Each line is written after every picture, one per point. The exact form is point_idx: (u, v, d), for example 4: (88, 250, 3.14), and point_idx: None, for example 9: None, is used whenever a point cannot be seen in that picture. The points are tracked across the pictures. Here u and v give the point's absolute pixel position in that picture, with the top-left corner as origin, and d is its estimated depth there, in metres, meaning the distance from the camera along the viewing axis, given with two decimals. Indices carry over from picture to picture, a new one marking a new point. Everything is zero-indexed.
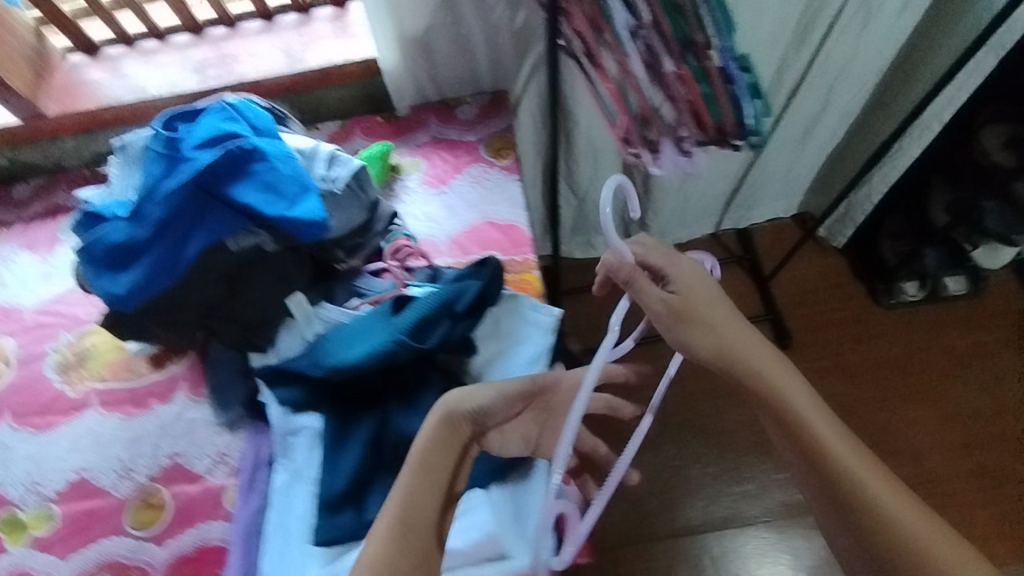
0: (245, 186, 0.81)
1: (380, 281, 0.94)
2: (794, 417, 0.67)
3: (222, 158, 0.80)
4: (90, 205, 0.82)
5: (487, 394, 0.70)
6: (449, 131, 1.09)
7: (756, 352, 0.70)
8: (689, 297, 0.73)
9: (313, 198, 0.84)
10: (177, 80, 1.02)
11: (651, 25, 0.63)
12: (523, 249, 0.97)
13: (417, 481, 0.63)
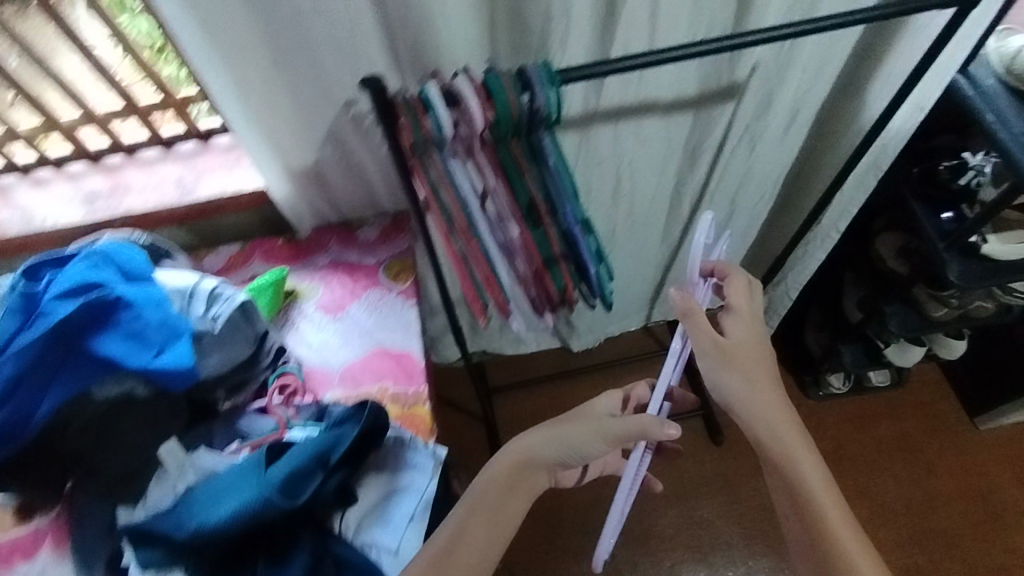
0: (108, 336, 0.79)
1: (264, 421, 0.90)
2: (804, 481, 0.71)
3: (81, 310, 0.77)
4: None
5: (576, 432, 0.77)
6: (349, 254, 1.08)
7: (790, 425, 0.75)
8: (738, 343, 0.79)
9: (182, 343, 0.82)
10: (65, 212, 1.00)
11: (496, 191, 0.66)
12: (416, 380, 0.95)
13: (478, 524, 0.69)
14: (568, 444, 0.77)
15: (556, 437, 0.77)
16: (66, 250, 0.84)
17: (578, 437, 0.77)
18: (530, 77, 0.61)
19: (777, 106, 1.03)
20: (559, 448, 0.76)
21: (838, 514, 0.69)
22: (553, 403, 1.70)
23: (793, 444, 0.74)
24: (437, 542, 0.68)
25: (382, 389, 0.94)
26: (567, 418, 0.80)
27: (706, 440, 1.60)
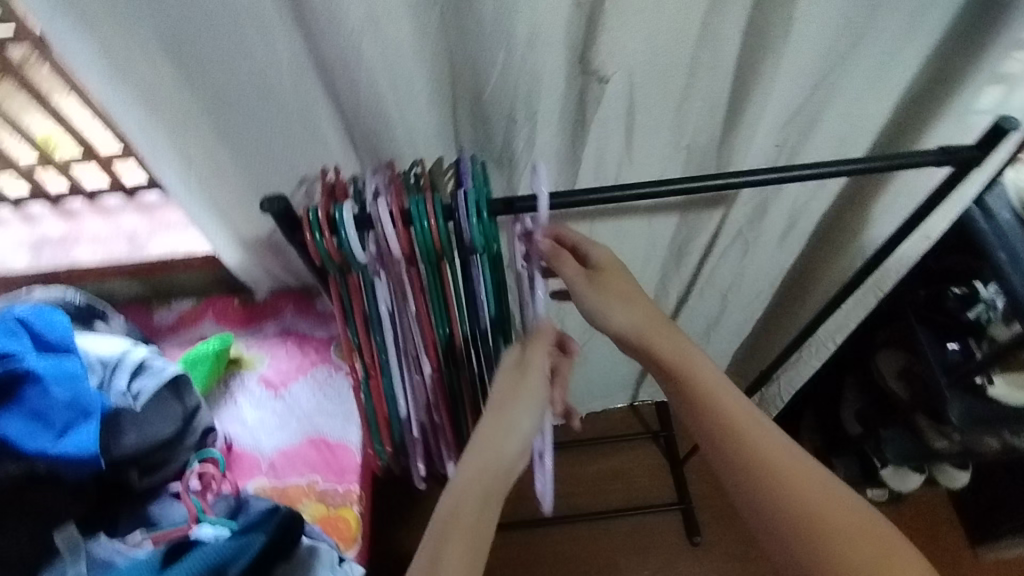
0: (9, 414, 0.74)
1: (176, 509, 0.84)
2: (705, 401, 0.68)
3: None
4: None
5: (511, 421, 0.65)
6: (301, 323, 1.02)
7: (672, 337, 0.71)
8: (602, 270, 0.72)
9: (91, 423, 0.76)
10: (10, 256, 0.96)
11: (414, 317, 0.65)
12: (347, 478, 0.88)
13: (453, 549, 0.56)
14: (510, 433, 0.64)
15: (498, 423, 0.65)
16: None
17: (508, 409, 0.65)
18: (454, 203, 0.56)
19: (772, 214, 0.95)
20: (508, 439, 0.64)
21: (753, 429, 0.66)
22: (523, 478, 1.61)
23: (682, 359, 0.70)
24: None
25: (310, 484, 0.88)
26: (494, 401, 0.66)
27: (681, 537, 1.53)
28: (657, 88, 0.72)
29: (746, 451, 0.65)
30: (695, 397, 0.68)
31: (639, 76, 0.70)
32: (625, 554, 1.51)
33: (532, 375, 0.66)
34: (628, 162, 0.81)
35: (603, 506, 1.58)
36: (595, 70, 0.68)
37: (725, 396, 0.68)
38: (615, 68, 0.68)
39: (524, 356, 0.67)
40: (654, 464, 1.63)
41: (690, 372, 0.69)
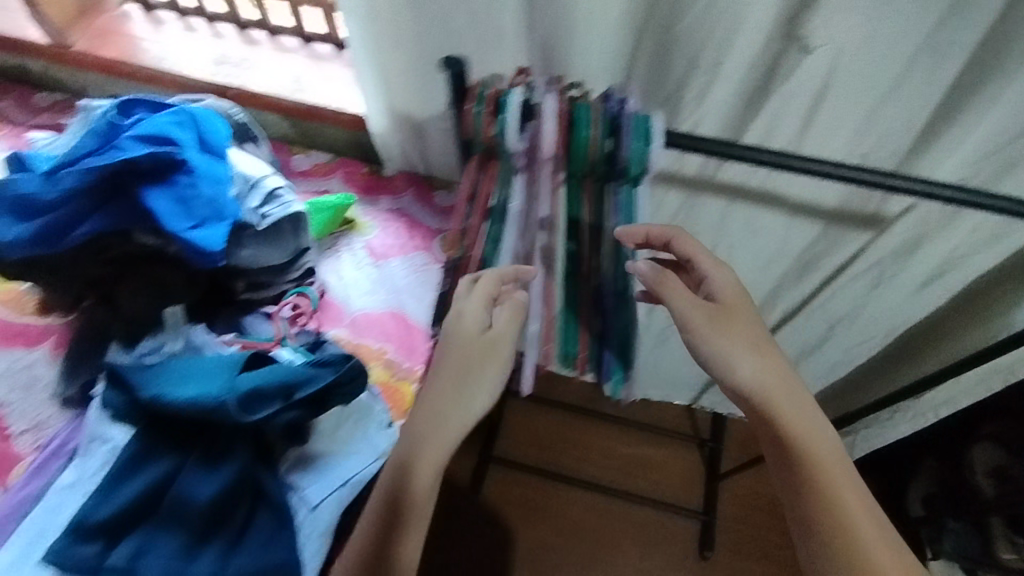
0: (159, 192, 0.81)
1: (266, 328, 0.92)
2: (813, 470, 0.64)
3: (145, 158, 0.79)
4: (27, 150, 0.83)
5: (460, 396, 0.65)
6: (417, 209, 1.06)
7: (790, 390, 0.66)
8: (728, 311, 0.67)
9: (222, 226, 0.83)
10: (193, 63, 1.06)
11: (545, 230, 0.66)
12: (414, 357, 0.92)
13: (410, 539, 0.63)
14: (463, 405, 0.65)
15: (451, 392, 0.65)
16: (165, 100, 0.88)
17: (460, 382, 0.65)
18: (623, 122, 0.57)
19: (921, 255, 0.88)
20: (454, 414, 0.65)
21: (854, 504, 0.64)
22: (560, 433, 1.63)
23: (801, 423, 0.65)
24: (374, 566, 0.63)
25: (380, 350, 0.92)
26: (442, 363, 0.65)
27: (691, 550, 1.49)
28: (854, 77, 0.67)
29: (841, 529, 0.63)
30: (803, 461, 0.64)
31: (841, 60, 0.66)
32: (631, 543, 1.50)
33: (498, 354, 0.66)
34: (794, 150, 0.77)
35: (626, 487, 1.56)
36: (801, 36, 0.65)
37: (835, 465, 0.64)
38: (824, 39, 0.64)
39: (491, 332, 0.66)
40: (689, 468, 1.59)
41: (806, 438, 0.65)
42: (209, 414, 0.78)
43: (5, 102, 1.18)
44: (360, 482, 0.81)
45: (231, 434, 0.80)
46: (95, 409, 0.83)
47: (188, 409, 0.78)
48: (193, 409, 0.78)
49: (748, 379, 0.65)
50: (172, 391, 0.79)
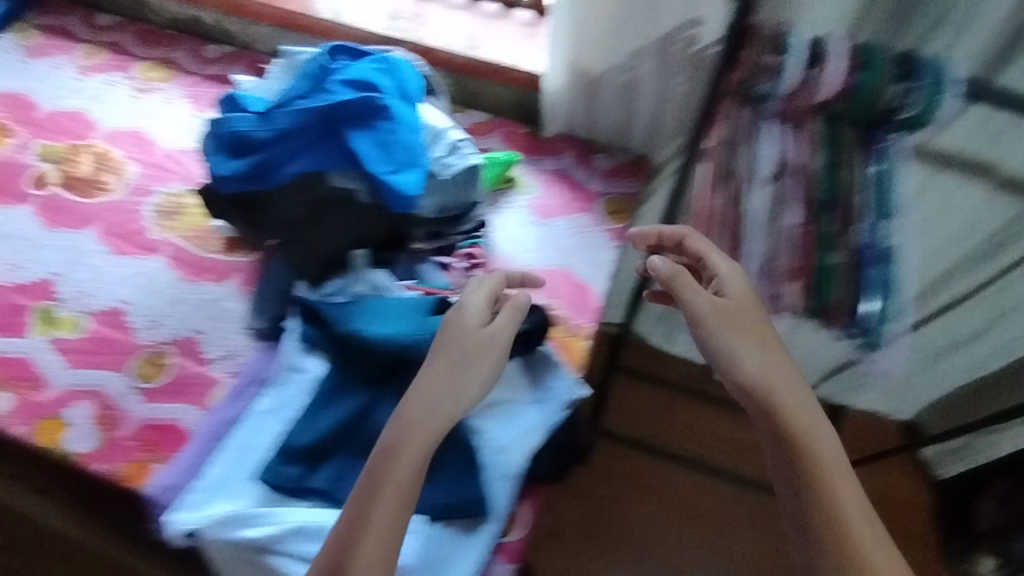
0: (364, 135, 0.84)
1: (441, 276, 0.94)
2: (812, 460, 0.63)
3: (355, 102, 0.82)
4: (238, 91, 0.88)
5: (446, 377, 0.68)
6: (577, 171, 1.06)
7: (793, 391, 0.66)
8: (736, 310, 0.69)
9: (416, 173, 0.85)
10: (367, 16, 1.10)
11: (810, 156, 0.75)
12: (584, 315, 0.93)
13: (377, 520, 0.60)
14: (453, 390, 0.68)
15: (443, 377, 0.68)
16: (363, 48, 0.90)
17: (456, 369, 0.69)
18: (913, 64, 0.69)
19: None
20: (431, 405, 0.67)
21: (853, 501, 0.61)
22: (672, 412, 1.60)
23: (805, 423, 0.65)
24: (343, 543, 0.60)
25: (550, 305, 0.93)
26: (439, 349, 0.71)
27: None
28: None
29: (838, 521, 0.60)
30: (802, 452, 0.63)
31: None
32: None
33: (491, 353, 0.70)
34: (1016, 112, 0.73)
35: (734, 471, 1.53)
36: None
37: (838, 464, 0.63)
38: None
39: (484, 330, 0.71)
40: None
41: (809, 439, 0.64)
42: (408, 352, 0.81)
43: (180, 53, 1.25)
44: (541, 431, 0.82)
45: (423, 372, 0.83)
46: (293, 342, 0.88)
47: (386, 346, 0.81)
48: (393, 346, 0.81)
49: (750, 367, 0.67)
50: (372, 326, 0.82)
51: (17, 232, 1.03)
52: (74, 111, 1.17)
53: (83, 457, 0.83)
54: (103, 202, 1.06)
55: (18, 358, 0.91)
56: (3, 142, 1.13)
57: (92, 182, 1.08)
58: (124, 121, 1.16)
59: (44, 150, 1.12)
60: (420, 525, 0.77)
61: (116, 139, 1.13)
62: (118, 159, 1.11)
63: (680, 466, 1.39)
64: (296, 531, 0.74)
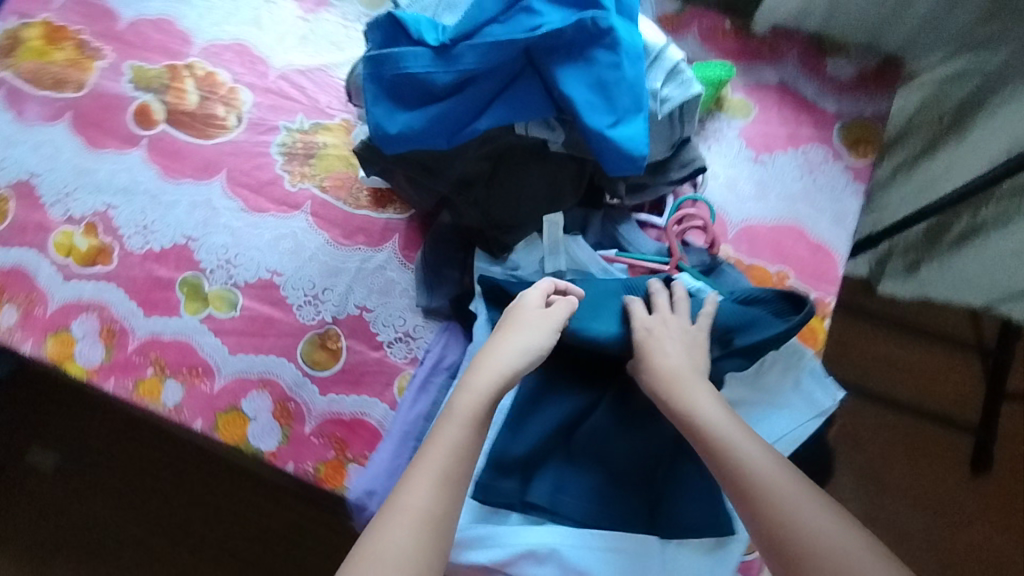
0: (577, 72, 0.63)
1: (648, 241, 0.77)
2: (752, 486, 0.56)
3: (570, 29, 0.61)
4: (397, 9, 0.66)
5: (510, 339, 0.65)
6: (805, 84, 0.81)
7: (686, 374, 0.64)
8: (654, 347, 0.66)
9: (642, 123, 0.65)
10: None
11: None
12: (824, 285, 0.76)
13: (453, 433, 0.60)
14: (522, 347, 0.65)
15: (510, 339, 0.65)
16: None
17: (524, 329, 0.66)
18: None
19: None
20: (504, 367, 0.63)
21: (812, 512, 0.54)
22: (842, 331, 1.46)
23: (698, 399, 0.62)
24: (423, 460, 0.58)
25: (780, 275, 0.77)
26: (510, 319, 0.67)
27: (961, 463, 1.38)
28: None
29: (802, 546, 0.53)
30: (732, 471, 0.58)
31: None
32: (893, 450, 1.39)
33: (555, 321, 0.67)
34: None
35: (892, 393, 1.42)
36: None
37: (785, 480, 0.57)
38: None
39: (541, 300, 0.68)
40: (949, 373, 1.43)
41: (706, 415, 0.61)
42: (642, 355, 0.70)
43: None
44: (802, 439, 0.69)
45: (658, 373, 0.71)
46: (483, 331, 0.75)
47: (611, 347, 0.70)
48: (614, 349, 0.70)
49: (675, 403, 0.63)
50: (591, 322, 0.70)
51: (137, 185, 0.90)
52: (158, 18, 0.96)
53: (272, 457, 0.78)
54: (222, 144, 0.90)
55: (176, 341, 0.83)
56: (91, 67, 0.95)
57: (203, 116, 0.91)
58: (220, 29, 0.94)
59: (136, 74, 0.94)
60: (657, 546, 0.68)
61: (217, 56, 0.93)
62: (225, 83, 0.92)
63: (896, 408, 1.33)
64: (526, 553, 0.67)
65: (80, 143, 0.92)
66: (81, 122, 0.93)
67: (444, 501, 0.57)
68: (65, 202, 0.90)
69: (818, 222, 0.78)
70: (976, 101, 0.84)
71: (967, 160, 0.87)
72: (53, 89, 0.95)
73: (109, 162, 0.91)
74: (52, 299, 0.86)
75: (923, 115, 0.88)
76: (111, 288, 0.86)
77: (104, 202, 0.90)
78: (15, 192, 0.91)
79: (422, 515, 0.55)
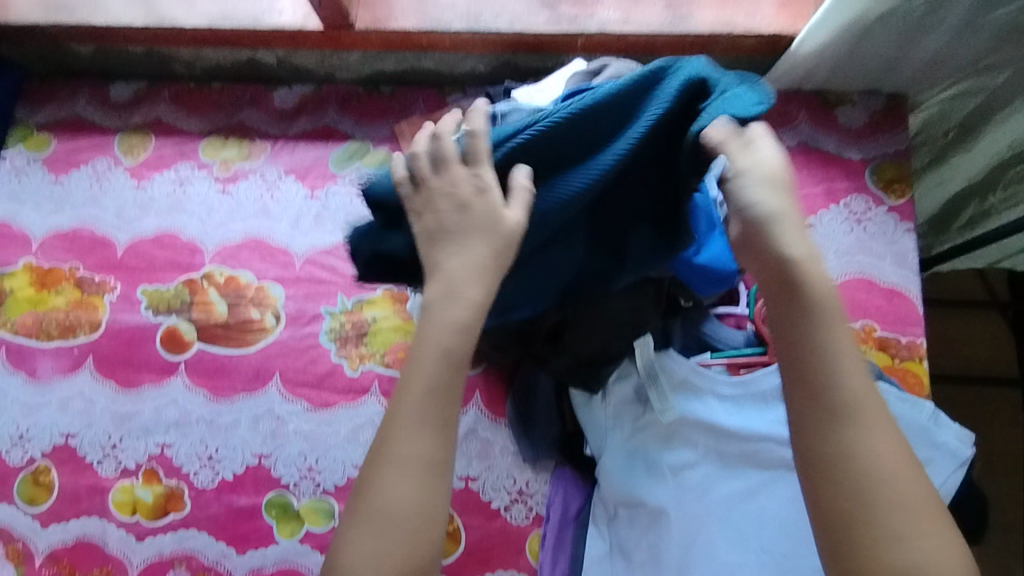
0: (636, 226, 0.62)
1: (733, 332, 0.79)
2: (832, 397, 0.47)
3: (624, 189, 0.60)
4: None
5: (460, 246, 0.53)
6: (825, 139, 0.86)
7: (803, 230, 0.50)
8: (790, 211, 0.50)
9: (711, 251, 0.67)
10: (521, 14, 0.83)
11: None
12: (911, 328, 0.77)
13: (411, 399, 0.50)
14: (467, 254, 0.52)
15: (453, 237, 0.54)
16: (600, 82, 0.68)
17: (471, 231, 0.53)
18: None
19: None
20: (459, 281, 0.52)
21: (884, 441, 0.46)
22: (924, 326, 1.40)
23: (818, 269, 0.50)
24: (391, 434, 0.49)
25: (867, 330, 0.78)
26: (436, 223, 0.54)
27: None
28: None
29: (838, 469, 0.46)
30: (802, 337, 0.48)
31: None
32: None
33: (508, 217, 0.53)
34: None
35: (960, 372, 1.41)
36: None
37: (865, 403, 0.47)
38: None
39: (473, 172, 0.54)
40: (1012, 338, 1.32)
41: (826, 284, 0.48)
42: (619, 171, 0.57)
43: (247, 112, 0.97)
44: (954, 489, 0.69)
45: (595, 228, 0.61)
46: (619, 472, 0.74)
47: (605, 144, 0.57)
48: (657, 108, 0.55)
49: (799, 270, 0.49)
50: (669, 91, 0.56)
51: (187, 416, 0.84)
52: (158, 233, 0.92)
53: None
54: (266, 347, 0.85)
55: (282, 570, 0.77)
56: (99, 303, 0.89)
57: (238, 324, 0.87)
58: (229, 229, 0.91)
59: (152, 298, 0.89)
60: None
61: (235, 258, 0.89)
62: (251, 284, 0.88)
63: (1002, 387, 1.29)
64: None
65: (111, 387, 0.86)
66: (106, 364, 0.87)
67: (423, 486, 0.49)
68: (113, 455, 0.83)
69: (883, 268, 0.80)
70: (985, 113, 0.86)
71: (974, 161, 0.91)
72: (62, 337, 0.88)
73: (149, 399, 0.85)
74: (130, 565, 0.79)
75: (941, 127, 0.93)
76: (193, 533, 0.79)
77: (156, 443, 0.83)
78: (55, 460, 0.84)
79: (401, 465, 0.49)
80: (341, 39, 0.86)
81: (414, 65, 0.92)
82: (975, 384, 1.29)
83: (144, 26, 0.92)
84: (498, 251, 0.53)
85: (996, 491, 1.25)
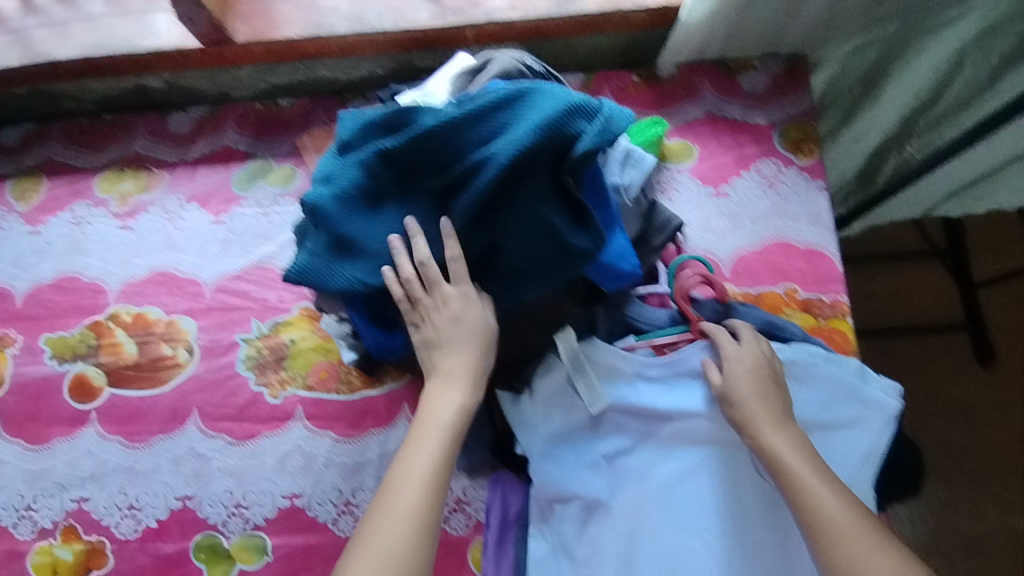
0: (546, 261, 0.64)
1: (656, 311, 0.75)
2: (821, 526, 0.57)
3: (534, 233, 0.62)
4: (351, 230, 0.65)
5: (447, 361, 0.66)
6: (730, 107, 0.85)
7: (760, 403, 0.65)
8: (763, 391, 0.66)
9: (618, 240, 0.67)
10: (405, 11, 0.81)
11: None
12: (833, 286, 0.76)
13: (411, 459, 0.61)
14: (450, 366, 0.66)
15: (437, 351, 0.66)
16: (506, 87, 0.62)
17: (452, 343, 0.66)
18: None
19: None
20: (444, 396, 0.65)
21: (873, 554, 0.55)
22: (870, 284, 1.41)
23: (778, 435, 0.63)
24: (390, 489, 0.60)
25: (790, 293, 0.77)
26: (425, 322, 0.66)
27: None
28: None
29: None
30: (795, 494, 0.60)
31: None
32: None
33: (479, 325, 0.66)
34: None
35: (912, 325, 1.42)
36: None
37: (857, 532, 0.56)
38: None
39: (458, 287, 0.65)
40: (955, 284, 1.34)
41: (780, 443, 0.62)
42: (532, 199, 0.61)
43: (142, 141, 0.93)
44: (887, 441, 0.68)
45: (521, 262, 0.64)
46: (551, 465, 0.71)
47: (514, 171, 0.60)
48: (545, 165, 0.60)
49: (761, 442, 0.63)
50: (573, 125, 0.61)
51: (104, 466, 0.79)
52: (58, 278, 0.87)
53: None
54: (181, 384, 0.81)
55: None
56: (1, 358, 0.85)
57: (149, 363, 0.82)
58: (132, 265, 0.87)
59: (56, 347, 0.84)
60: None
61: (141, 294, 0.85)
62: (160, 319, 0.84)
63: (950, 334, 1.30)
64: None
65: (20, 445, 0.81)
66: (13, 422, 0.82)
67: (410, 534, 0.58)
68: (28, 517, 0.79)
69: (800, 229, 0.79)
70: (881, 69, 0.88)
71: (886, 115, 0.94)
72: None
73: (61, 453, 0.80)
74: None
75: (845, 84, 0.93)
76: None
77: (73, 499, 0.79)
78: None
79: (404, 516, 0.58)
80: (224, 56, 0.83)
81: (309, 75, 0.89)
82: (922, 334, 1.30)
83: (18, 64, 0.88)
84: (474, 366, 0.66)
85: (957, 437, 1.25)
